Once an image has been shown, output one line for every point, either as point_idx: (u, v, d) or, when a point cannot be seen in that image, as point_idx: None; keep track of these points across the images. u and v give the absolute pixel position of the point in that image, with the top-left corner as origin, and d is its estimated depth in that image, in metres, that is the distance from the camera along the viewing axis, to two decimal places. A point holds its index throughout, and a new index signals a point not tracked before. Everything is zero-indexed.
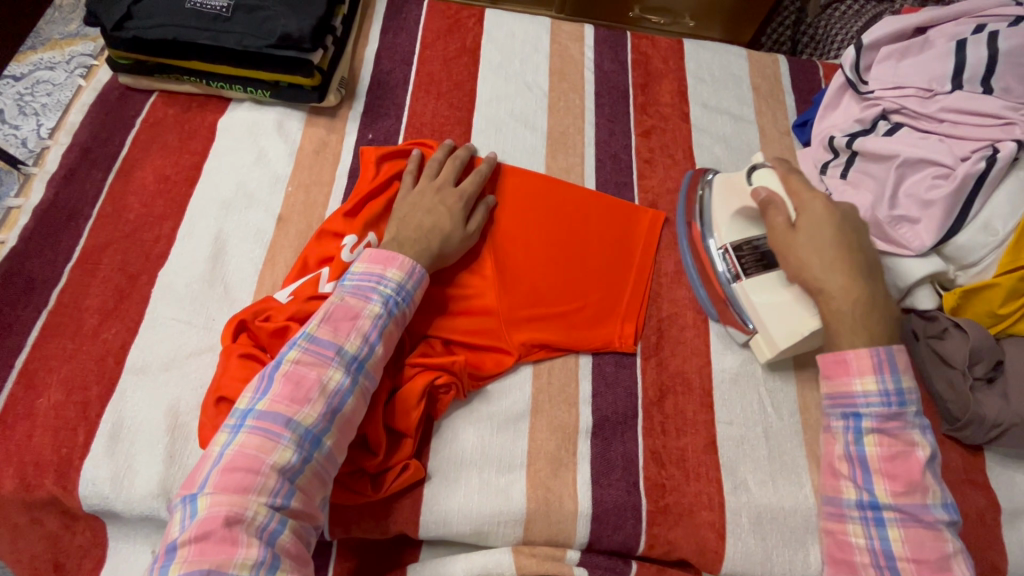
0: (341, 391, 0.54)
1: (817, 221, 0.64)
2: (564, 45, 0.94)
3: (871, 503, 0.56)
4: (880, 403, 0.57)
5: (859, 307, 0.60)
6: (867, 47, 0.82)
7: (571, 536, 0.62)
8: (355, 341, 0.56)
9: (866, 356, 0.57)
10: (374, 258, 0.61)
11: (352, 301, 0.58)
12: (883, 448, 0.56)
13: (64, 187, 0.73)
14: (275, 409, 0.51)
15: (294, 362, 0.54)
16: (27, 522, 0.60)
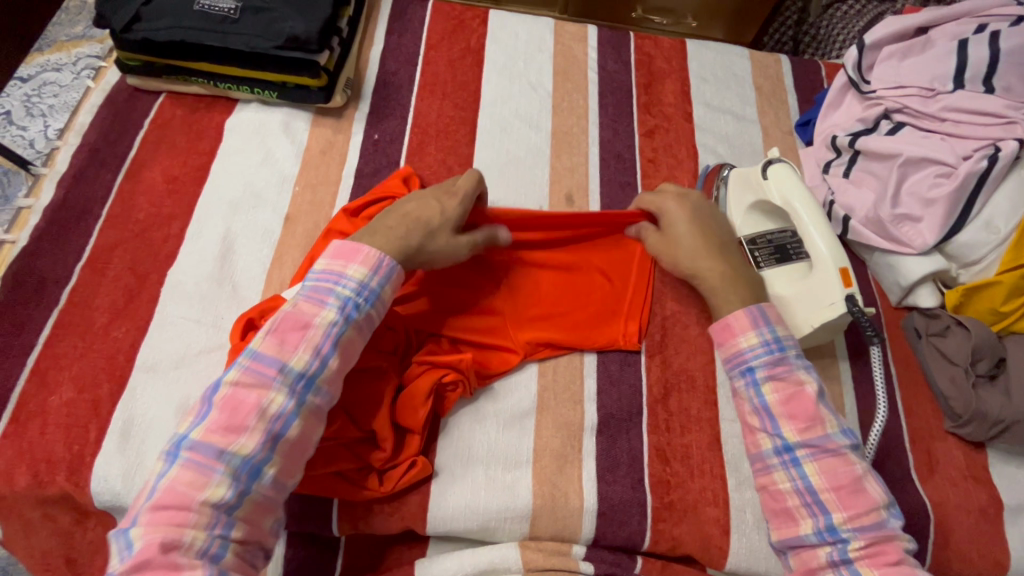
0: (284, 415, 0.51)
1: (672, 216, 0.70)
2: (568, 45, 0.94)
3: (785, 447, 0.58)
4: (765, 352, 0.61)
5: (724, 278, 0.66)
6: (869, 47, 0.82)
7: (577, 532, 0.63)
8: (302, 355, 0.53)
9: (742, 315, 0.63)
10: (337, 253, 0.59)
11: (304, 307, 0.55)
12: (779, 392, 0.59)
13: (74, 187, 0.74)
14: (208, 440, 0.49)
15: (233, 385, 0.51)
16: (40, 518, 0.61)
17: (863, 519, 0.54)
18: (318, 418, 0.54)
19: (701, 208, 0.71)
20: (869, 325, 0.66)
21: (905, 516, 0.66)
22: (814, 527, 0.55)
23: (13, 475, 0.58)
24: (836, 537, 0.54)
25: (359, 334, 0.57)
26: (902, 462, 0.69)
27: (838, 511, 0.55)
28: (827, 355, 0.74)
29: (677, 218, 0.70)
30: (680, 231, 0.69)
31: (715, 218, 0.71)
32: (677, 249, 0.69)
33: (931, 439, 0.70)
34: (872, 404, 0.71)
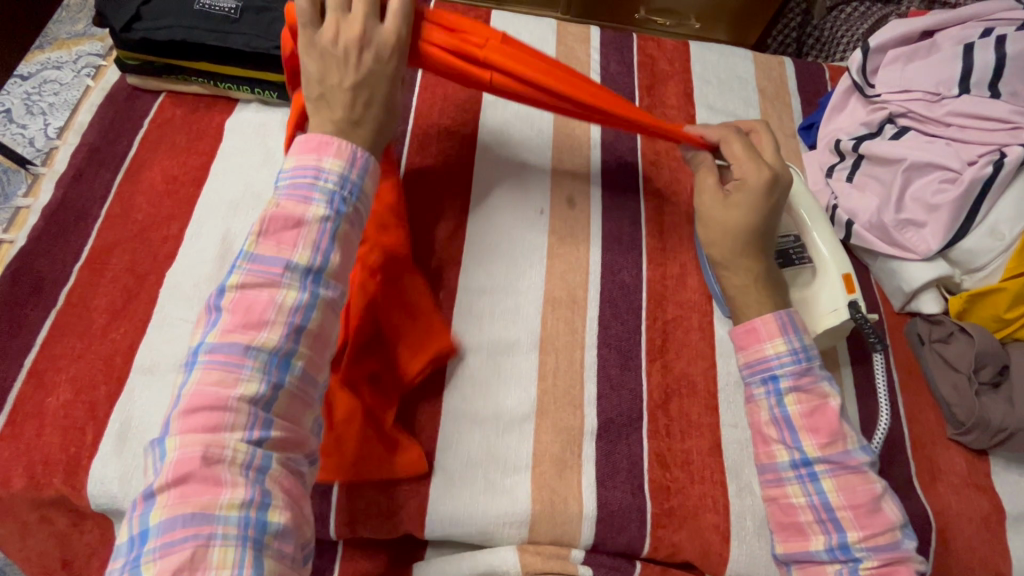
0: (300, 307, 0.50)
1: (750, 191, 0.65)
2: (570, 47, 0.94)
3: (803, 461, 0.59)
4: (792, 360, 0.62)
5: (759, 281, 0.65)
6: (874, 51, 0.82)
7: (576, 537, 0.63)
8: (304, 252, 0.52)
9: (772, 321, 0.62)
10: (306, 148, 0.55)
11: (289, 206, 0.53)
12: (802, 405, 0.60)
13: (73, 187, 0.73)
14: (229, 340, 0.48)
15: (239, 288, 0.50)
16: (36, 520, 0.61)
17: (878, 539, 0.56)
18: (334, 310, 0.54)
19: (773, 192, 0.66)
20: (872, 331, 0.65)
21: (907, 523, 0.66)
22: (826, 544, 0.57)
23: (10, 477, 0.58)
24: (848, 556, 0.57)
25: (352, 227, 0.56)
26: (904, 469, 0.69)
27: (853, 530, 0.57)
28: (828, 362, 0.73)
29: (748, 200, 0.65)
30: (739, 214, 0.65)
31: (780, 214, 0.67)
32: (734, 232, 0.65)
33: (933, 446, 0.70)
34: (875, 411, 0.71)
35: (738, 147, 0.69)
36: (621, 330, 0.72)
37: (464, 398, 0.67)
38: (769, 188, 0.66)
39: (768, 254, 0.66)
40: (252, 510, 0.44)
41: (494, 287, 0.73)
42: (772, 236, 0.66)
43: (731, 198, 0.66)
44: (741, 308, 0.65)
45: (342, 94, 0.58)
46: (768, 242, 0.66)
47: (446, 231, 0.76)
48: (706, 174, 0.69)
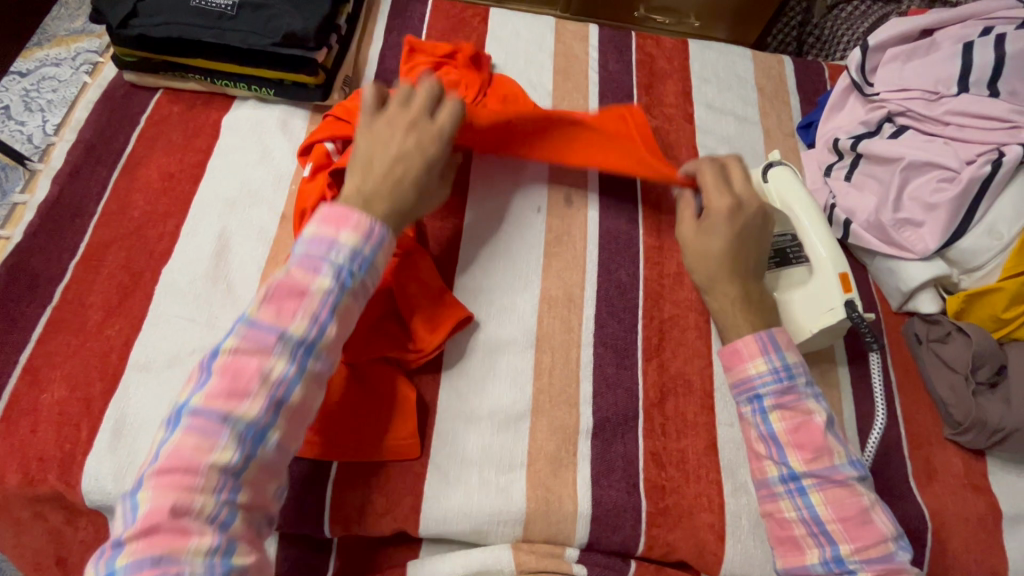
0: (286, 380, 0.49)
1: (722, 218, 0.66)
2: (569, 45, 0.93)
3: (791, 475, 0.58)
4: (774, 379, 0.60)
5: (736, 303, 0.64)
6: (873, 49, 0.81)
7: (570, 536, 0.63)
8: (301, 323, 0.51)
9: (752, 342, 0.62)
10: (327, 218, 0.55)
11: (298, 274, 0.52)
12: (786, 421, 0.59)
13: (69, 184, 0.73)
14: (212, 405, 0.47)
15: (232, 352, 0.49)
16: (31, 516, 0.61)
17: (871, 551, 0.55)
18: (319, 385, 0.52)
19: (748, 226, 0.66)
20: (869, 331, 0.65)
21: (902, 523, 0.66)
22: (821, 558, 0.56)
23: (4, 473, 0.58)
24: (842, 569, 0.55)
25: (356, 301, 0.55)
26: (900, 469, 0.68)
27: (844, 543, 0.55)
28: (826, 361, 0.73)
29: (722, 228, 0.66)
30: (716, 241, 0.65)
31: (761, 239, 0.67)
32: (707, 259, 0.66)
33: (929, 446, 0.70)
34: (871, 409, 0.71)
35: (712, 174, 0.70)
36: (618, 329, 0.72)
37: (459, 396, 0.67)
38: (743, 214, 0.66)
39: (750, 275, 0.65)
40: (216, 566, 0.44)
41: (491, 285, 0.73)
42: (753, 258, 0.66)
43: (706, 223, 0.67)
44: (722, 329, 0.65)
45: (377, 173, 0.59)
46: (748, 264, 0.65)
47: (444, 228, 0.76)
48: (682, 203, 0.70)
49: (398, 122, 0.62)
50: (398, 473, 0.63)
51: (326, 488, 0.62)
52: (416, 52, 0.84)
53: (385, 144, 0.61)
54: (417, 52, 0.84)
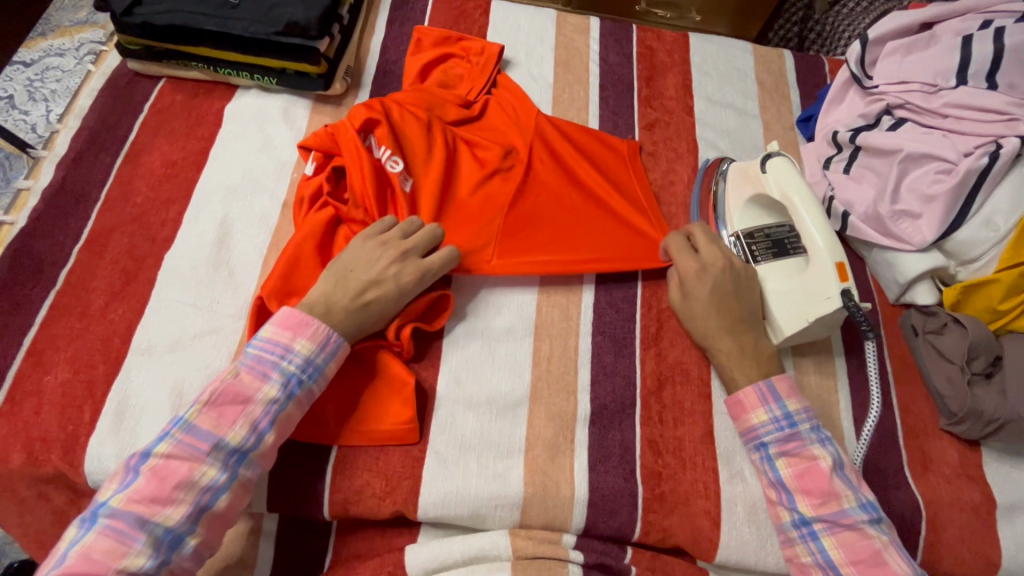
0: (214, 487, 0.52)
1: (697, 288, 0.68)
2: (570, 37, 0.94)
3: (803, 520, 0.60)
4: (776, 428, 0.63)
5: (731, 357, 0.66)
6: (872, 43, 0.82)
7: (567, 521, 0.63)
8: (239, 431, 0.54)
9: (751, 392, 0.64)
10: (286, 323, 0.59)
11: (246, 379, 0.56)
12: (792, 467, 0.61)
13: (73, 170, 0.74)
14: (131, 509, 0.49)
15: (164, 456, 0.51)
16: (34, 496, 0.61)
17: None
18: (246, 491, 0.55)
19: (722, 283, 0.68)
20: (864, 320, 0.64)
21: (897, 512, 0.66)
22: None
23: (8, 453, 0.59)
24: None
25: (300, 408, 0.58)
26: (895, 459, 0.69)
27: None
28: (823, 351, 0.74)
29: (700, 292, 0.68)
30: (700, 309, 0.68)
31: (739, 303, 0.68)
32: (696, 321, 0.68)
33: (925, 436, 0.70)
34: (867, 399, 0.71)
35: (681, 244, 0.71)
36: (616, 318, 0.73)
37: (458, 382, 0.68)
38: (716, 282, 0.68)
39: (748, 328, 0.67)
40: None
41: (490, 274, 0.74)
42: (745, 318, 0.67)
43: (690, 289, 0.69)
44: (726, 376, 0.66)
45: (349, 293, 0.62)
46: (742, 322, 0.67)
47: None
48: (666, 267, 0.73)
49: (383, 246, 0.64)
50: (397, 457, 0.64)
51: (325, 471, 0.63)
52: (423, 43, 0.86)
53: (366, 267, 0.63)
54: (425, 42, 0.86)
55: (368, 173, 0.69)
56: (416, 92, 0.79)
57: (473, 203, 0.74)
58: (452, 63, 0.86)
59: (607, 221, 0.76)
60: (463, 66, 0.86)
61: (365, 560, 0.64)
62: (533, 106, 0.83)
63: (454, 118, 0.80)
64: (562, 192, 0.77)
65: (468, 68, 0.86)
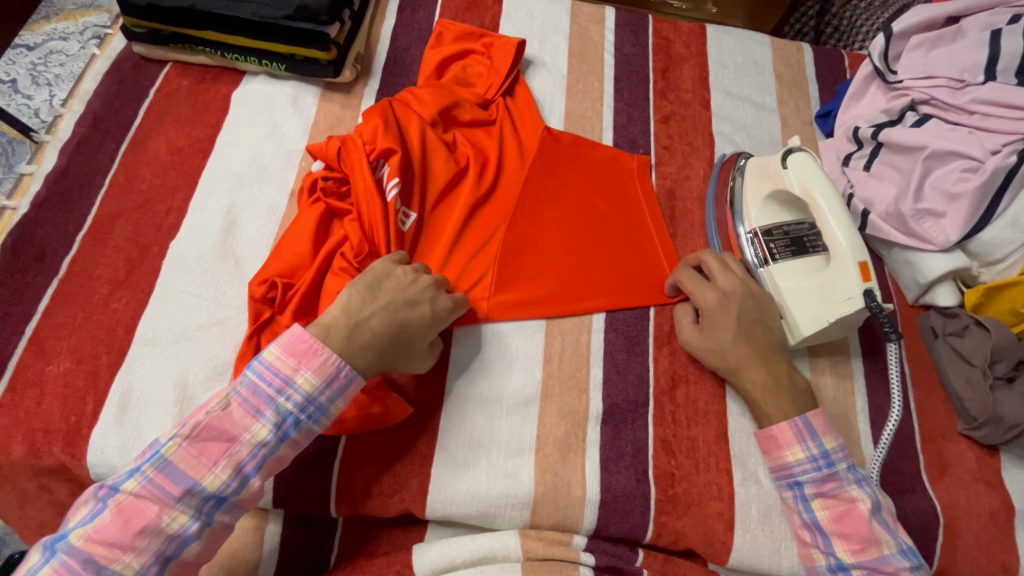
0: (182, 536, 0.49)
1: (720, 320, 0.66)
2: (585, 27, 0.92)
3: (840, 565, 0.59)
4: (813, 468, 0.61)
5: (765, 389, 0.64)
6: (897, 36, 0.79)
7: (578, 522, 0.62)
8: (218, 475, 0.50)
9: (787, 429, 0.62)
10: (292, 351, 0.53)
11: (236, 415, 0.51)
12: (829, 510, 0.60)
13: (77, 155, 0.72)
14: (91, 550, 0.46)
15: (133, 494, 0.48)
16: (35, 488, 0.60)
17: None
18: (222, 533, 0.52)
19: (748, 313, 0.66)
20: (887, 321, 0.64)
21: (915, 518, 0.65)
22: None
23: (9, 444, 0.58)
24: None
25: (292, 448, 0.54)
26: (912, 464, 0.67)
27: None
28: (839, 351, 0.72)
29: (726, 322, 0.66)
30: (722, 339, 0.65)
31: (764, 341, 0.66)
32: (722, 354, 0.65)
33: (942, 440, 0.69)
34: (885, 403, 0.70)
35: (692, 277, 0.69)
36: (630, 315, 0.71)
37: (468, 379, 0.66)
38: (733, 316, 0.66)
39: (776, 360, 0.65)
40: None
41: None
42: (772, 350, 0.65)
43: (707, 326, 0.66)
44: (756, 413, 0.65)
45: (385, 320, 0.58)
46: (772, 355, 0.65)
47: None
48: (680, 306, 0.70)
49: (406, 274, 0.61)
50: (405, 455, 0.62)
51: (332, 468, 0.62)
52: (444, 37, 0.84)
53: (395, 291, 0.59)
54: (445, 36, 0.84)
55: (369, 185, 0.66)
56: (433, 90, 0.77)
57: (478, 222, 0.72)
58: (470, 60, 0.84)
59: (614, 247, 0.74)
60: (481, 63, 0.84)
61: (371, 558, 0.63)
62: (541, 121, 0.81)
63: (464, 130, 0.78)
64: (569, 213, 0.75)
65: (487, 66, 0.83)
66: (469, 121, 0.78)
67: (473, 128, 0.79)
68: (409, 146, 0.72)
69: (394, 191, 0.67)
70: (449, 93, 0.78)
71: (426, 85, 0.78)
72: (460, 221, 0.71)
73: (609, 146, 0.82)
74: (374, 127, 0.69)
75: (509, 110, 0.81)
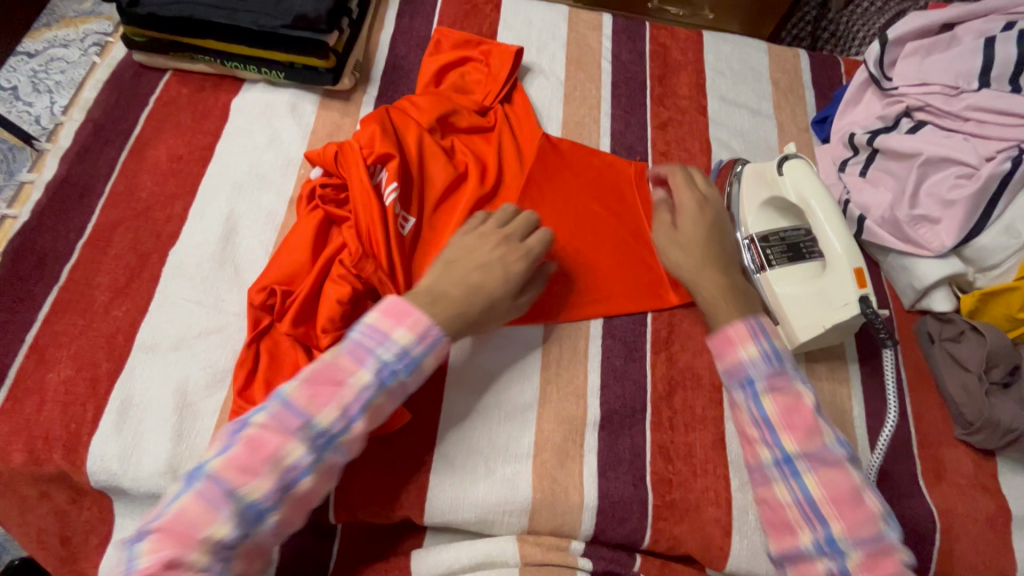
0: (297, 469, 0.48)
1: (688, 223, 0.69)
2: (582, 34, 0.92)
3: (784, 458, 0.55)
4: (765, 363, 0.58)
5: (721, 291, 0.65)
6: (892, 43, 0.80)
7: (576, 528, 0.62)
8: (330, 414, 0.50)
9: (742, 327, 0.59)
10: (389, 310, 0.55)
11: (343, 362, 0.52)
12: (779, 405, 0.56)
13: (77, 163, 0.73)
14: (224, 475, 0.47)
15: (260, 427, 0.49)
16: (35, 495, 0.61)
17: (862, 532, 0.51)
18: (330, 475, 0.51)
19: (719, 223, 0.70)
20: (882, 327, 0.64)
21: (912, 523, 0.65)
22: (813, 540, 0.52)
23: (10, 451, 0.58)
24: (835, 550, 0.51)
25: (391, 401, 0.54)
26: (908, 469, 0.68)
27: (838, 523, 0.52)
28: (836, 357, 0.73)
29: (697, 220, 0.69)
30: (690, 239, 0.68)
31: (725, 248, 0.69)
32: (686, 254, 0.68)
33: (939, 445, 0.69)
34: (882, 408, 0.70)
35: (683, 179, 0.72)
36: (627, 321, 0.72)
37: (468, 386, 0.67)
38: (706, 220, 0.69)
39: (731, 270, 0.67)
40: None
41: None
42: (731, 259, 0.68)
43: (682, 227, 0.69)
44: (711, 315, 0.64)
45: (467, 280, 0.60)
46: (727, 263, 0.68)
47: None
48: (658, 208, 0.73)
49: (483, 237, 0.64)
50: (404, 463, 0.63)
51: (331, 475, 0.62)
52: (443, 45, 0.85)
53: (472, 261, 0.61)
54: (444, 43, 0.85)
55: (367, 189, 0.67)
56: (432, 98, 0.77)
57: None
58: (469, 67, 0.84)
59: (611, 253, 0.75)
60: (480, 71, 0.84)
61: (370, 565, 0.64)
62: (539, 127, 0.82)
63: (463, 138, 0.79)
64: (566, 219, 0.76)
65: (485, 74, 0.84)
66: (467, 129, 0.79)
67: (471, 135, 0.80)
68: (407, 153, 0.72)
69: (391, 195, 0.67)
70: (447, 100, 0.78)
71: (425, 93, 0.79)
72: (457, 226, 0.71)
73: (608, 153, 0.82)
74: (373, 133, 0.70)
75: (508, 117, 0.82)
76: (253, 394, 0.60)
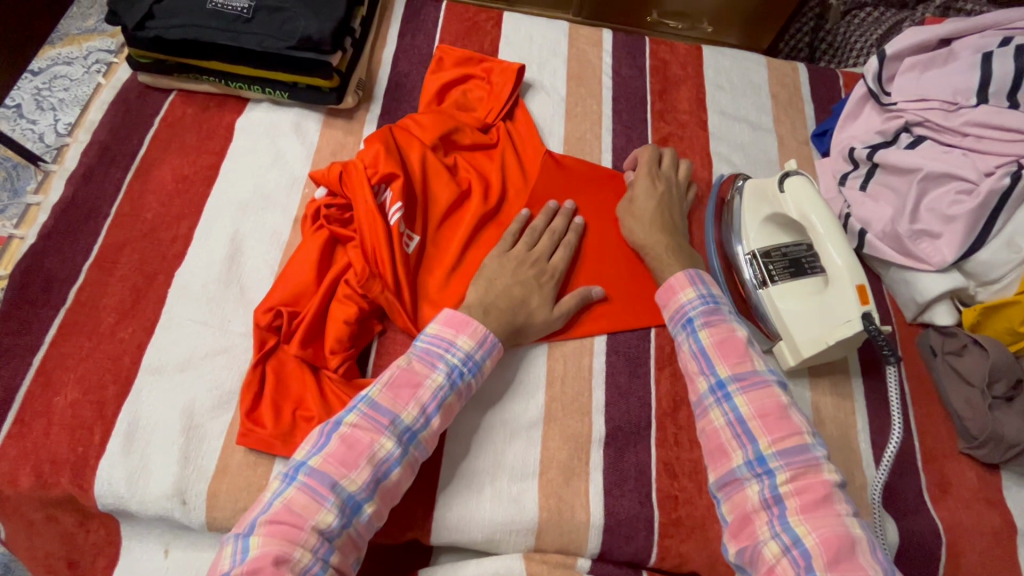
0: (388, 461, 0.54)
1: (642, 193, 0.76)
2: (582, 50, 0.93)
3: (719, 384, 0.61)
4: (702, 304, 0.65)
5: (667, 249, 0.71)
6: (890, 58, 0.81)
7: (583, 546, 0.62)
8: (412, 411, 0.56)
9: (681, 275, 0.68)
10: (449, 321, 0.62)
11: (417, 367, 0.58)
12: (714, 336, 0.63)
13: (83, 185, 0.73)
14: (325, 470, 0.52)
15: (352, 425, 0.54)
16: (42, 519, 0.61)
17: (787, 444, 0.57)
18: (413, 470, 0.57)
19: (670, 194, 0.77)
20: (886, 344, 0.62)
21: (918, 538, 0.65)
22: (744, 459, 0.57)
23: (17, 476, 0.58)
24: (764, 469, 0.56)
25: (458, 400, 0.60)
26: (913, 483, 0.68)
27: (763, 437, 0.57)
28: (840, 372, 0.73)
29: (649, 188, 0.76)
30: (644, 208, 0.74)
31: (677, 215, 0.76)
32: (638, 216, 0.74)
33: (943, 459, 0.69)
34: (886, 422, 0.70)
35: (650, 155, 0.79)
36: (631, 336, 0.72)
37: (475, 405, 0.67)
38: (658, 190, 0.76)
39: (677, 232, 0.74)
40: None
41: None
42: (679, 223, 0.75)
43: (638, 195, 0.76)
44: (658, 272, 0.71)
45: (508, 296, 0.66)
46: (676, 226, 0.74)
47: None
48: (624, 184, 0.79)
49: (520, 255, 0.69)
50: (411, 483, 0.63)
51: None
52: (445, 62, 0.86)
53: (509, 276, 0.67)
54: (446, 61, 0.85)
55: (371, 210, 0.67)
56: (435, 116, 0.78)
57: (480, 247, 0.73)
58: (471, 85, 0.85)
59: (614, 269, 0.75)
60: (482, 88, 0.85)
61: None
62: (541, 143, 0.82)
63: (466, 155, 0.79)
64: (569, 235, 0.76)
65: (487, 92, 0.84)
66: (470, 146, 0.79)
67: (473, 152, 0.80)
68: (411, 173, 0.73)
69: (395, 215, 0.68)
70: (449, 118, 0.79)
71: (428, 111, 0.79)
72: (461, 245, 0.72)
73: (609, 168, 0.83)
74: (377, 153, 0.70)
75: (510, 134, 0.83)
76: (261, 416, 0.61)
